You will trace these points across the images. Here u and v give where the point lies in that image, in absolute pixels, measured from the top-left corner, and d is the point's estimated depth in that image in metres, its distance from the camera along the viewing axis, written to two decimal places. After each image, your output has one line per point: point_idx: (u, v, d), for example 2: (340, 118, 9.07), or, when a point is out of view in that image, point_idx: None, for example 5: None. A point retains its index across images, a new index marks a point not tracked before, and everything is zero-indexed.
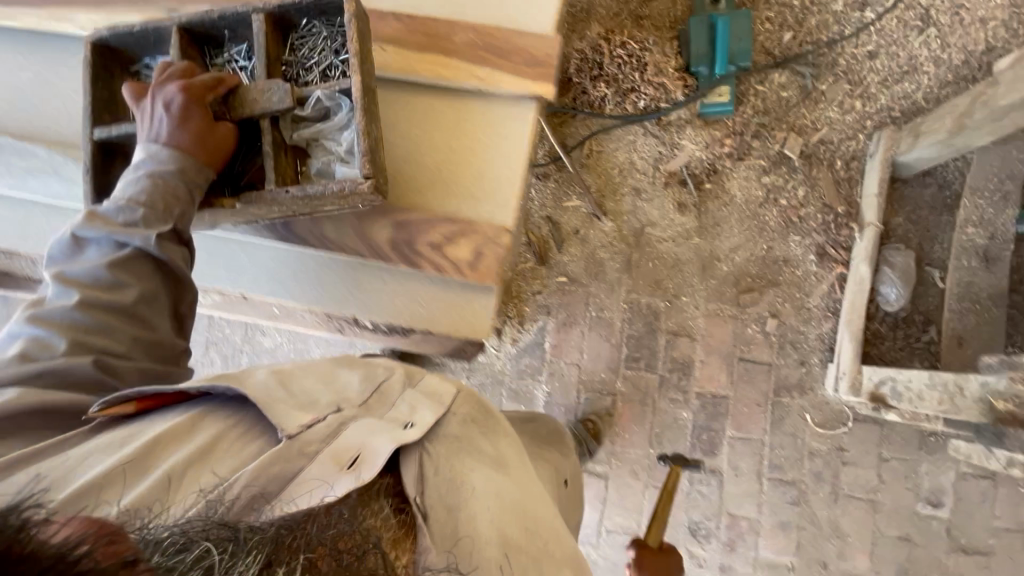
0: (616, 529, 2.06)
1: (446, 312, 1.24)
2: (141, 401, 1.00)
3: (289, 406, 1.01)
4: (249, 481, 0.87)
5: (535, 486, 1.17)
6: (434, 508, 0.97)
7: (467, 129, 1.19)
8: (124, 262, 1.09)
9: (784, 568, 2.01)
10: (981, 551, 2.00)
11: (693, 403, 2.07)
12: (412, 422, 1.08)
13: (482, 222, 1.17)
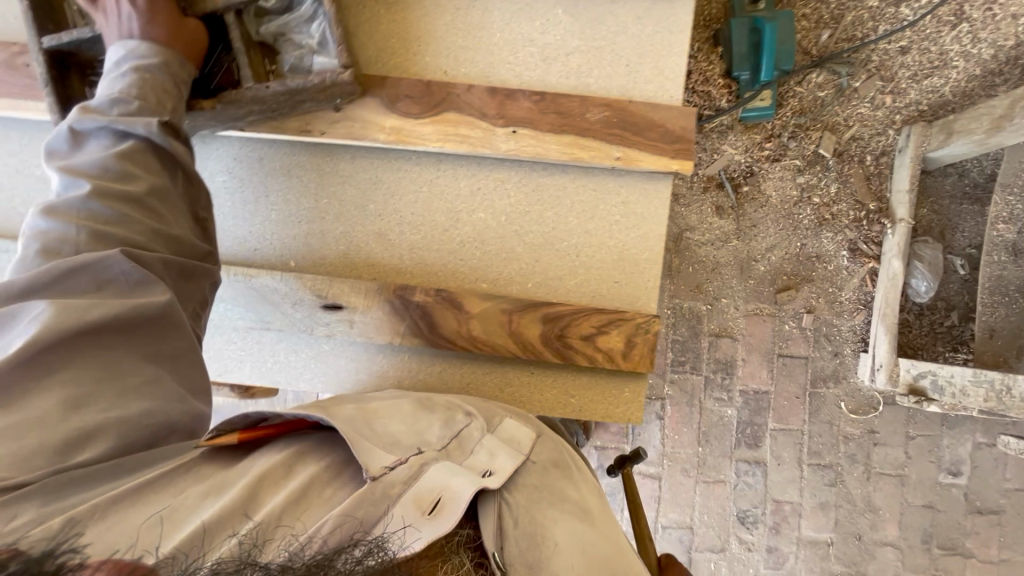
0: (671, 523, 2.17)
1: (593, 399, 1.32)
2: (240, 433, 0.87)
3: (373, 446, 0.87)
4: (332, 528, 0.73)
5: (626, 543, 0.95)
6: (514, 564, 0.82)
7: (605, 221, 1.32)
8: (130, 153, 0.97)
9: (824, 544, 2.18)
10: (994, 510, 2.18)
11: (737, 400, 2.16)
12: (494, 471, 0.91)
13: (634, 314, 1.28)
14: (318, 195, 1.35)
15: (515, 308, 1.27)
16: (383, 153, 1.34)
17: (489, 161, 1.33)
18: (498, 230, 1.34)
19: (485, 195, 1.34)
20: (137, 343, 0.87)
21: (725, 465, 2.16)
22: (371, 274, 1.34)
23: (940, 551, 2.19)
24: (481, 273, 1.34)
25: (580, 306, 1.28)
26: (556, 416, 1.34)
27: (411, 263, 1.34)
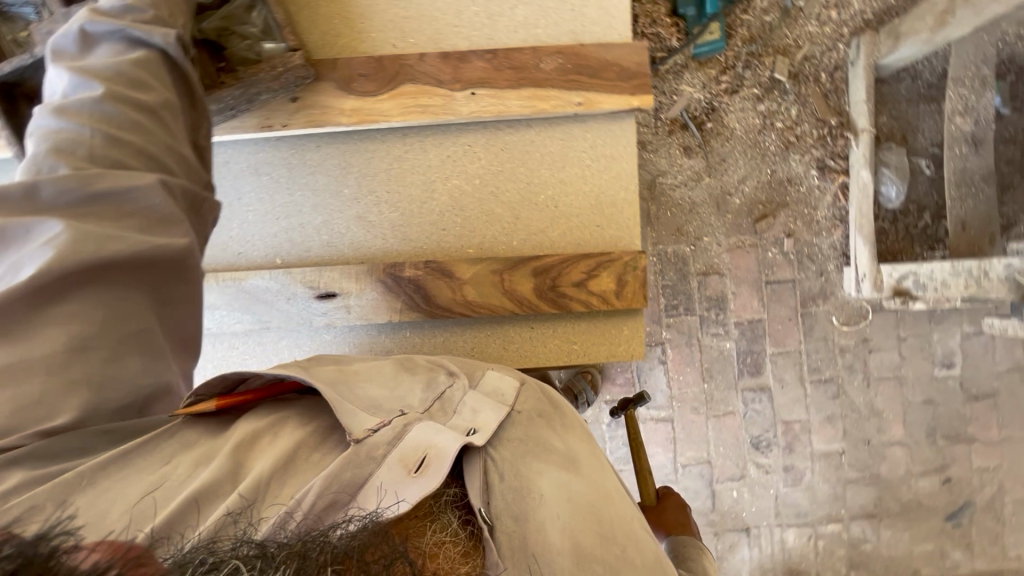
0: (691, 461, 2.22)
1: (596, 340, 1.36)
2: (220, 398, 0.85)
3: (354, 407, 0.85)
4: (320, 494, 0.74)
5: (615, 485, 0.95)
6: (501, 518, 0.82)
7: (581, 171, 1.35)
8: (143, 62, 0.93)
9: (836, 454, 2.26)
10: (988, 393, 2.28)
11: (734, 332, 2.21)
12: (477, 427, 0.89)
13: (620, 252, 1.32)
14: (291, 189, 1.36)
15: (505, 266, 1.30)
16: (344, 135, 1.34)
17: (447, 127, 1.34)
18: (475, 193, 1.35)
19: (457, 163, 1.35)
20: (152, 282, 0.84)
21: (732, 395, 2.22)
22: (358, 256, 1.35)
23: (945, 441, 2.29)
24: (467, 239, 1.35)
25: (567, 254, 1.31)
26: (563, 364, 1.38)
27: (396, 242, 1.35)
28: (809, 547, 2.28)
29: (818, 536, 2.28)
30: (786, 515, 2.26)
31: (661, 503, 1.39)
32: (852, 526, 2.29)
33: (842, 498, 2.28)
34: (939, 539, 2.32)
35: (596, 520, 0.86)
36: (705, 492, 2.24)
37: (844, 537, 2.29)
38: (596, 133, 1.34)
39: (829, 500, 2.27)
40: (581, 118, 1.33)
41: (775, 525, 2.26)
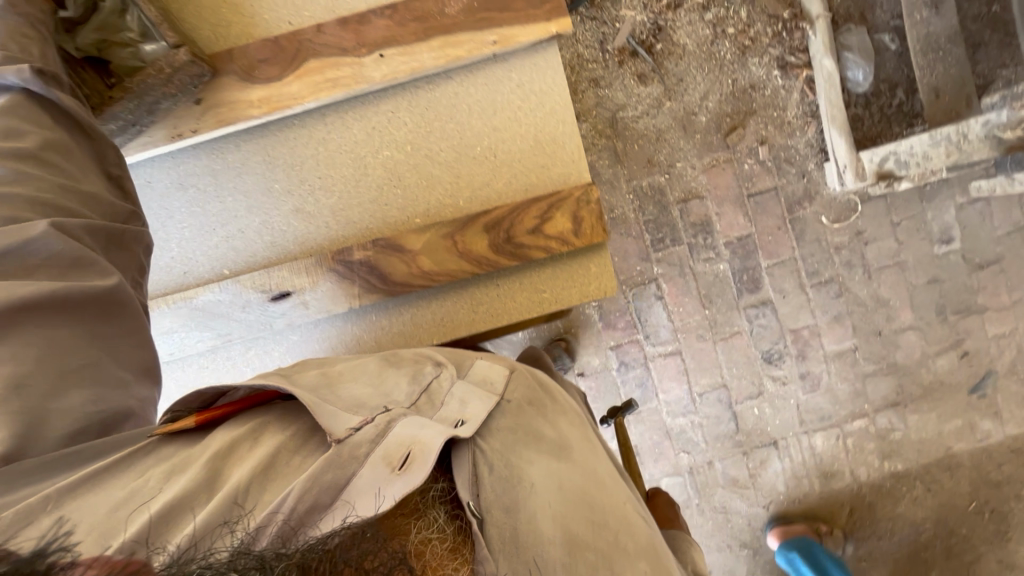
0: (709, 388, 2.21)
1: (563, 285, 1.39)
2: (198, 415, 0.89)
3: (335, 408, 0.86)
4: (301, 498, 0.73)
5: (602, 471, 1.00)
6: (491, 510, 0.83)
7: (517, 115, 1.38)
8: (10, 109, 1.01)
9: (850, 352, 2.25)
10: (993, 261, 2.23)
11: (725, 253, 2.17)
12: (465, 419, 0.91)
13: (568, 189, 1.36)
14: (225, 196, 1.41)
15: (456, 228, 1.35)
16: (265, 130, 1.40)
17: (367, 97, 1.38)
18: (412, 161, 1.39)
19: (383, 137, 1.39)
20: (85, 319, 0.92)
21: (735, 316, 2.19)
22: (307, 247, 1.41)
23: (956, 316, 2.27)
24: (411, 209, 1.41)
25: (517, 203, 1.36)
26: (538, 315, 1.42)
27: (341, 227, 1.41)
28: (838, 448, 2.28)
29: (846, 436, 2.28)
30: (810, 421, 2.26)
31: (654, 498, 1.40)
32: (878, 418, 2.29)
33: (863, 394, 2.27)
34: (966, 413, 2.31)
35: (586, 507, 0.89)
36: (727, 416, 2.23)
37: (872, 431, 2.29)
38: (520, 70, 1.37)
39: (850, 398, 2.27)
40: (501, 58, 1.36)
41: (801, 434, 2.26)
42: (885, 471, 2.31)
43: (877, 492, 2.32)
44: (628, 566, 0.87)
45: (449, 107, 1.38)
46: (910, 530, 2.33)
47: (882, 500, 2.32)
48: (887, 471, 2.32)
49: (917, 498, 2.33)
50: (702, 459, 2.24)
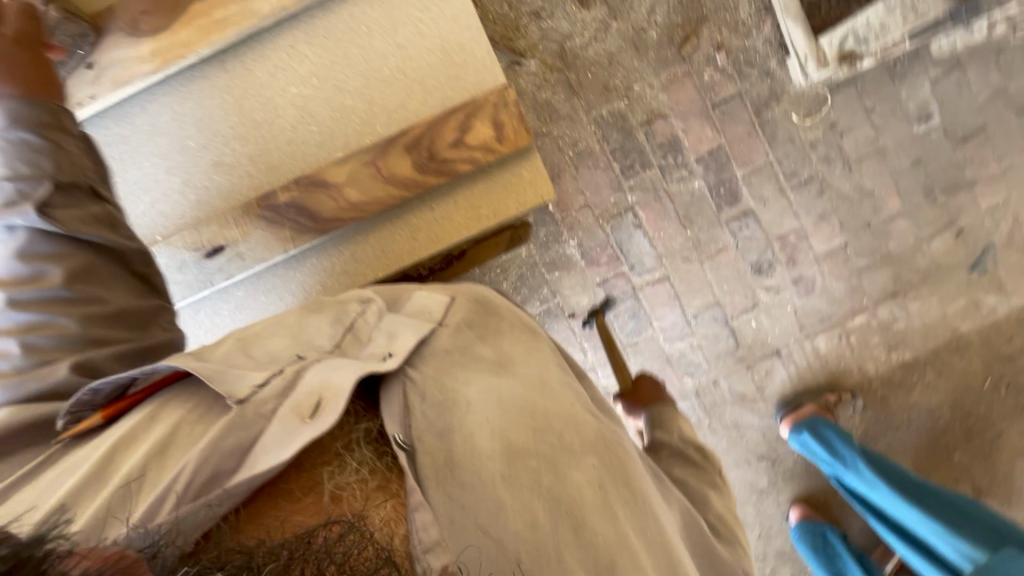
0: (704, 307, 2.20)
1: (502, 194, 1.49)
2: (105, 410, 0.89)
3: (245, 369, 0.90)
4: (200, 469, 0.79)
5: (544, 380, 1.08)
6: (423, 437, 0.90)
7: (423, 32, 1.43)
8: (28, 249, 1.03)
9: (840, 249, 2.20)
10: (978, 130, 2.15)
11: (698, 169, 2.12)
12: (394, 351, 0.98)
13: (484, 95, 1.42)
14: (143, 161, 1.48)
15: (377, 153, 1.42)
16: (167, 87, 1.45)
17: (258, 39, 1.43)
18: (325, 96, 1.45)
19: (285, 79, 1.44)
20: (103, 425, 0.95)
21: (718, 231, 2.16)
22: (236, 198, 1.48)
23: (945, 195, 2.20)
24: (328, 145, 1.46)
25: (434, 118, 1.43)
26: (478, 230, 1.51)
27: (263, 173, 1.47)
28: (842, 346, 2.26)
29: (848, 334, 2.26)
30: (810, 325, 2.23)
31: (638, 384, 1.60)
32: (879, 311, 2.25)
33: (860, 289, 2.23)
34: (970, 291, 2.25)
35: (524, 417, 0.97)
36: (724, 333, 2.22)
37: (874, 325, 2.26)
38: None
39: (847, 295, 2.23)
40: None
41: (802, 339, 2.24)
42: (894, 362, 2.28)
43: (887, 384, 2.30)
44: (569, 462, 0.96)
45: (353, 33, 1.43)
46: (926, 417, 2.31)
47: (894, 391, 2.30)
48: (896, 362, 2.28)
49: (930, 383, 2.30)
50: (706, 379, 2.24)
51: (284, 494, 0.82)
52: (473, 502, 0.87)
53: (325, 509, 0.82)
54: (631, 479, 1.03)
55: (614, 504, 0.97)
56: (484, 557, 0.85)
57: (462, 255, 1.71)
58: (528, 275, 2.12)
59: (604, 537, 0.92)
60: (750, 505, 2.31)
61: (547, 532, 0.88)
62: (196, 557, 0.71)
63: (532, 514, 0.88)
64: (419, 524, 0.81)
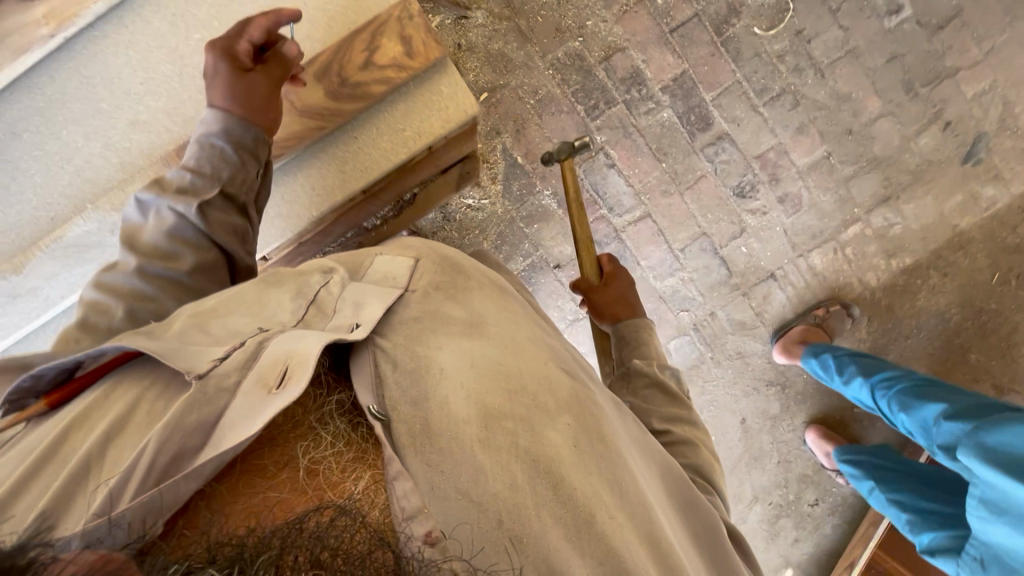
0: (691, 239, 2.16)
1: (424, 116, 1.51)
2: (49, 398, 0.85)
3: (200, 347, 0.83)
4: (162, 448, 0.69)
5: (520, 339, 1.00)
6: (398, 407, 0.82)
7: None
8: (176, 233, 1.10)
9: (824, 161, 2.13)
10: (953, 15, 2.06)
11: (666, 99, 2.07)
12: (361, 321, 0.91)
13: (386, 12, 1.47)
14: (57, 131, 1.41)
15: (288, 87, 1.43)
16: (69, 51, 1.39)
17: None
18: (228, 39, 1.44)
19: (190, 23, 1.43)
20: None
21: (695, 160, 2.11)
22: (160, 153, 1.47)
23: (927, 88, 2.11)
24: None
25: (340, 43, 1.45)
26: (408, 151, 1.52)
27: (181, 125, 1.47)
28: (838, 260, 2.20)
29: (843, 247, 2.19)
30: (802, 243, 2.18)
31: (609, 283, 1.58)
32: (873, 219, 2.18)
33: (850, 199, 2.16)
34: (966, 185, 2.16)
35: (498, 377, 0.89)
36: (716, 262, 2.17)
37: (869, 234, 2.18)
38: None
39: (837, 208, 2.16)
40: None
41: (796, 258, 2.19)
42: (895, 269, 2.21)
43: (891, 292, 2.22)
44: (547, 421, 0.88)
45: None
46: (936, 321, 2.23)
47: (899, 299, 2.22)
48: (897, 268, 2.21)
49: (935, 286, 2.21)
50: (703, 312, 2.20)
51: (257, 470, 0.74)
52: (452, 468, 0.78)
53: (302, 483, 0.74)
54: (614, 440, 0.96)
55: (591, 462, 0.88)
56: (469, 525, 0.75)
57: (411, 199, 1.77)
58: (506, 232, 2.10)
59: (583, 495, 0.83)
60: (765, 433, 2.27)
61: (529, 493, 0.79)
62: (181, 552, 0.60)
63: (513, 475, 0.80)
64: (399, 493, 0.73)
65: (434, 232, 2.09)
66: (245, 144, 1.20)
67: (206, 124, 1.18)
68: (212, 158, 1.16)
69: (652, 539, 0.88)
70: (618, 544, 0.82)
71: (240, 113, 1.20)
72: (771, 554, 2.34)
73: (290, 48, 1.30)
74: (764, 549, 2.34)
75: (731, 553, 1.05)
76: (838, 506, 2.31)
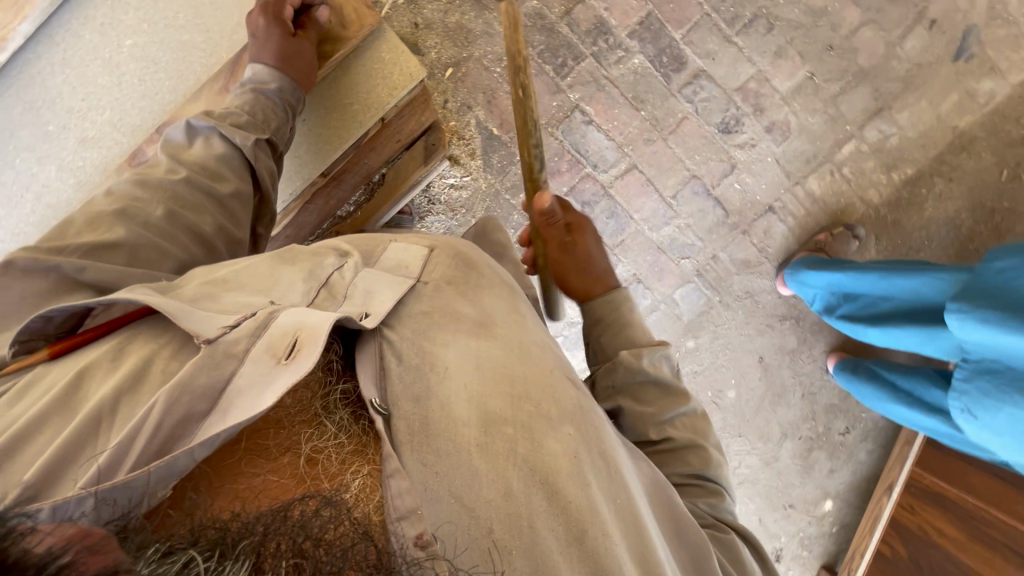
0: (682, 184, 2.11)
1: (371, 85, 1.57)
2: (53, 348, 0.87)
3: (211, 313, 0.82)
4: (170, 410, 0.70)
5: (529, 342, 0.97)
6: (399, 403, 0.83)
7: None
8: (225, 157, 1.23)
9: (808, 82, 2.05)
10: None
11: (635, 44, 2.01)
12: (370, 311, 0.90)
13: None
14: (13, 161, 1.49)
15: (227, 77, 1.49)
16: (8, 77, 1.45)
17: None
18: (163, 43, 1.50)
19: (119, 31, 1.48)
20: None
21: (674, 102, 2.05)
22: (112, 167, 1.52)
23: None
24: (185, 87, 1.53)
25: None
26: (363, 124, 1.57)
27: (127, 136, 1.52)
28: (837, 182, 2.14)
29: (839, 167, 2.13)
30: (796, 170, 2.12)
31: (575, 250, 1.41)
32: (867, 133, 2.09)
33: (840, 117, 2.08)
34: (960, 84, 2.07)
35: (502, 382, 0.87)
36: (711, 206, 2.13)
37: (865, 149, 2.11)
38: None
39: (828, 128, 2.09)
40: None
41: (792, 187, 2.13)
42: (897, 182, 2.13)
43: (896, 207, 2.15)
44: (547, 430, 0.85)
45: None
46: (948, 230, 2.15)
47: (905, 213, 2.15)
48: (899, 181, 2.13)
49: (942, 193, 2.13)
50: (704, 257, 2.16)
51: (259, 450, 0.76)
52: (447, 469, 0.79)
53: (299, 473, 0.75)
54: (619, 454, 0.93)
55: (588, 473, 0.85)
56: (458, 527, 0.76)
57: (380, 180, 1.79)
58: (492, 206, 2.08)
59: (575, 505, 0.81)
60: (785, 368, 2.24)
61: (523, 501, 0.79)
62: (168, 529, 0.63)
63: (507, 482, 0.79)
64: (394, 491, 0.73)
65: (423, 216, 2.08)
66: (292, 101, 1.37)
67: (257, 77, 1.33)
68: (263, 108, 1.31)
69: (646, 552, 0.86)
70: (613, 554, 0.81)
71: (287, 71, 1.36)
72: (808, 488, 2.32)
73: (323, 14, 1.47)
74: (800, 484, 2.32)
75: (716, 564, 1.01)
76: (870, 431, 2.28)
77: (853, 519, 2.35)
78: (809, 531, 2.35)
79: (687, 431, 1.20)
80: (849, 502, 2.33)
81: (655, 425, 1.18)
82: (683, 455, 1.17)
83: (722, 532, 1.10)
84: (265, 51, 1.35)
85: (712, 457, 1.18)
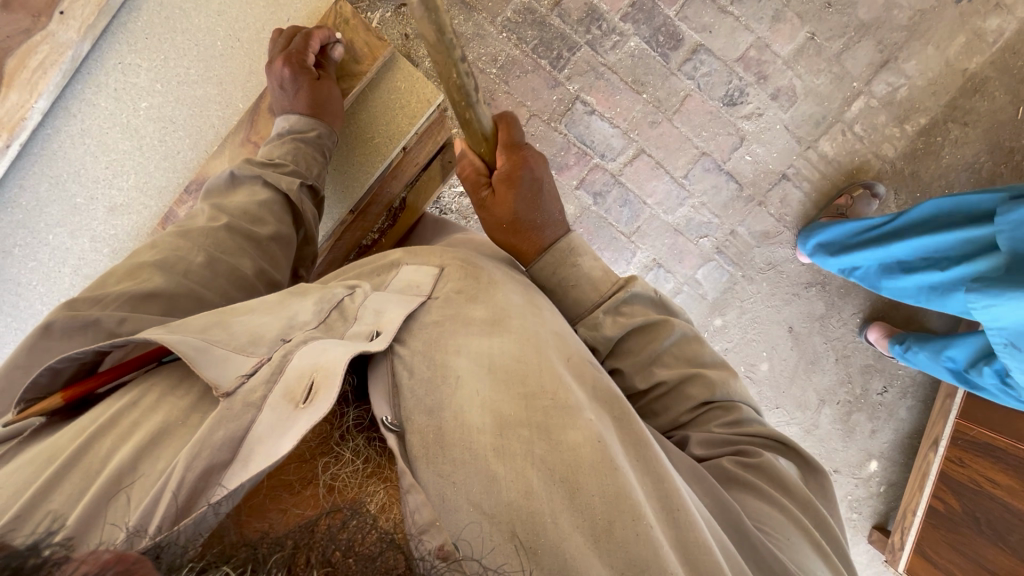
0: (693, 161, 2.08)
1: (389, 117, 1.65)
2: (65, 393, 0.82)
3: (227, 350, 0.75)
4: (192, 464, 0.62)
5: (545, 334, 0.93)
6: (412, 417, 0.78)
7: (240, 11, 1.55)
8: (264, 199, 1.28)
9: (808, 43, 2.00)
10: None
11: (628, 27, 1.97)
12: (381, 329, 0.87)
13: (326, 19, 1.59)
14: (46, 236, 1.53)
15: (248, 130, 1.57)
16: (30, 154, 1.47)
17: (86, 68, 1.47)
18: (179, 99, 1.55)
19: (133, 94, 1.51)
20: None
21: (675, 81, 2.01)
22: (146, 229, 1.59)
23: None
24: (203, 142, 1.59)
25: None
26: (388, 154, 1.65)
27: (156, 197, 1.58)
28: (850, 142, 2.10)
29: (850, 126, 2.08)
30: (806, 134, 2.08)
31: (501, 188, 1.21)
32: (875, 88, 2.04)
33: (846, 74, 2.03)
34: (966, 24, 1.99)
35: (516, 382, 0.82)
36: (722, 181, 2.10)
37: (875, 104, 2.06)
38: None
39: (835, 87, 2.04)
40: None
41: (804, 152, 2.10)
42: (911, 133, 2.09)
43: (912, 159, 2.11)
44: (565, 421, 0.78)
45: (171, 34, 1.51)
46: (968, 174, 2.09)
47: (922, 163, 2.11)
48: (912, 132, 2.09)
49: (958, 138, 2.08)
50: (722, 233, 2.14)
51: (282, 484, 0.70)
52: (465, 477, 0.72)
53: (323, 502, 0.69)
54: (650, 439, 0.84)
55: (617, 457, 0.76)
56: (479, 535, 0.69)
57: (401, 205, 1.75)
58: None
59: (603, 498, 0.72)
60: (817, 335, 2.22)
61: (543, 499, 0.71)
62: (204, 551, 0.56)
63: (526, 481, 0.72)
64: (412, 506, 0.67)
65: None
66: (326, 143, 1.45)
67: (295, 128, 1.41)
68: (304, 155, 1.38)
69: (684, 536, 0.72)
70: (650, 542, 0.69)
71: (321, 117, 1.45)
72: (852, 452, 2.32)
73: (339, 52, 1.55)
74: (844, 449, 2.31)
75: (789, 553, 0.84)
76: (909, 387, 2.27)
77: (900, 476, 2.34)
78: (857, 493, 2.35)
79: (680, 363, 1.10)
80: (895, 461, 2.32)
81: (643, 371, 1.10)
82: (684, 391, 1.08)
83: (754, 458, 0.98)
84: (298, 103, 1.43)
85: (717, 380, 1.07)
